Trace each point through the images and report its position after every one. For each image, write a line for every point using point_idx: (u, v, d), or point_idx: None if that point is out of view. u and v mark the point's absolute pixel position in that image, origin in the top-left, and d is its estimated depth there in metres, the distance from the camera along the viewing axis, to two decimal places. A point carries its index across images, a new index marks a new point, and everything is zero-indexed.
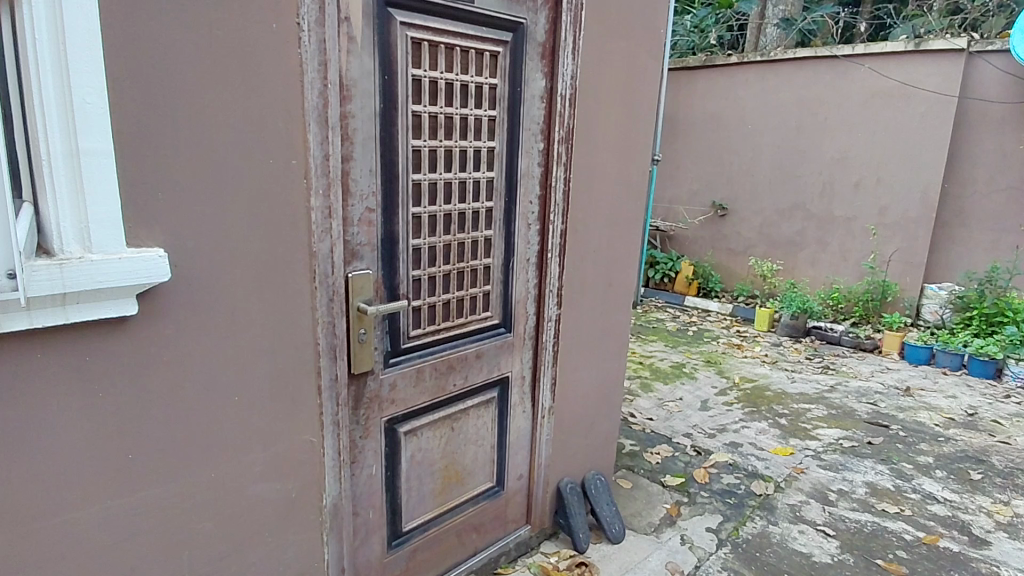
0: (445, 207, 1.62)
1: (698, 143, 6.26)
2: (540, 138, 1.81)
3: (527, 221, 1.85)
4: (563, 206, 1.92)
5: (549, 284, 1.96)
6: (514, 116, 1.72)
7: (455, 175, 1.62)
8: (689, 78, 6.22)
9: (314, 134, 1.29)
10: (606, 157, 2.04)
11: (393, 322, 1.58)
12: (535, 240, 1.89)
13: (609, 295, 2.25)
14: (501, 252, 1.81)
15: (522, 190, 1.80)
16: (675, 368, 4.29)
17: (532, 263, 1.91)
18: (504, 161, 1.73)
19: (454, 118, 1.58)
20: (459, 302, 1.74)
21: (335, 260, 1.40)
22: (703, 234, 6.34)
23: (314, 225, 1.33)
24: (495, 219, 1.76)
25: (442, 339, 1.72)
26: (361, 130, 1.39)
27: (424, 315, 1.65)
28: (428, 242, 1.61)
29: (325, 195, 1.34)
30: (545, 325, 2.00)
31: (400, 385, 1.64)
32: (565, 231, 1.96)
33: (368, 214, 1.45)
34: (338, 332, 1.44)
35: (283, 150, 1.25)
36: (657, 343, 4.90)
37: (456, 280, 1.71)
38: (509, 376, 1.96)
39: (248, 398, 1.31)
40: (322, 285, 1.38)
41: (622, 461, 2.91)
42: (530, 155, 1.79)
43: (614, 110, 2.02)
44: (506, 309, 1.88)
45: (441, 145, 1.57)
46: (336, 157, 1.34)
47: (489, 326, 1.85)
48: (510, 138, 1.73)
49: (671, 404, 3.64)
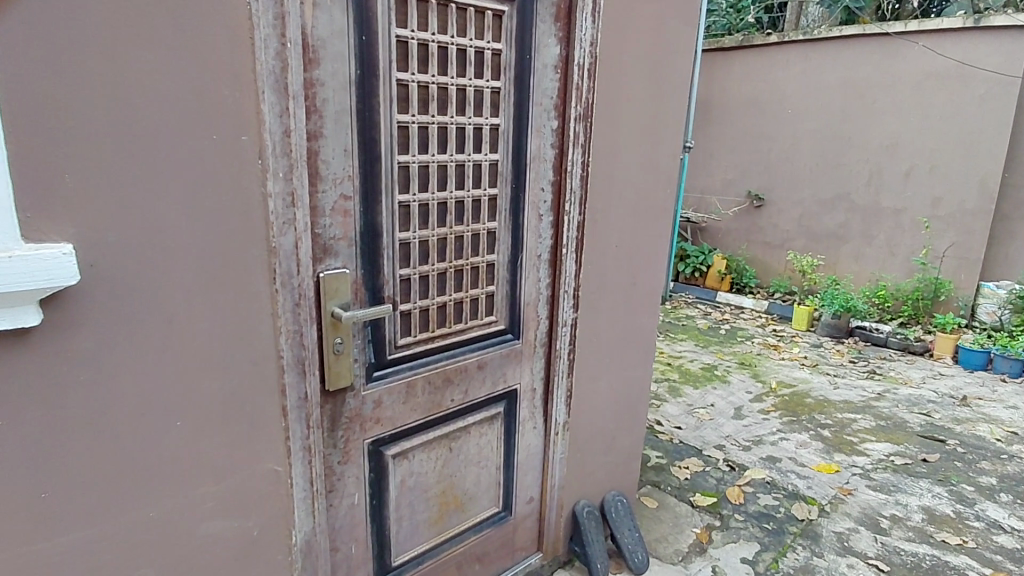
0: (440, 195, 1.38)
1: (733, 129, 5.90)
2: (555, 115, 1.56)
3: (537, 212, 1.60)
4: (580, 195, 1.66)
5: (564, 283, 1.71)
6: (523, 89, 1.47)
7: (451, 158, 1.38)
8: (725, 59, 5.87)
9: (268, 104, 1.05)
10: (630, 138, 1.78)
11: (377, 330, 1.35)
12: (547, 234, 1.64)
13: (634, 296, 1.98)
14: (507, 248, 1.56)
15: (532, 175, 1.55)
16: (706, 370, 4.00)
17: (544, 261, 1.66)
18: (512, 141, 1.48)
19: (449, 90, 1.33)
20: (456, 304, 1.50)
21: (302, 258, 1.16)
22: (738, 226, 5.99)
23: (273, 215, 1.10)
24: (500, 210, 1.52)
25: (436, 348, 1.49)
26: (332, 100, 1.15)
27: (416, 321, 1.42)
28: (418, 236, 1.37)
29: (286, 177, 1.10)
30: (559, 331, 1.75)
31: (386, 402, 1.41)
32: (582, 224, 1.70)
33: (343, 203, 1.22)
34: (306, 343, 1.21)
35: (231, 122, 1.02)
36: (687, 342, 4.60)
37: (453, 279, 1.47)
38: (517, 388, 1.72)
39: (195, 422, 1.10)
40: (285, 288, 1.15)
41: (646, 476, 2.65)
42: (542, 134, 1.54)
43: (641, 85, 1.75)
44: (513, 313, 1.64)
45: (433, 121, 1.32)
46: (298, 133, 1.10)
47: (493, 332, 1.61)
48: (518, 114, 1.48)
49: (701, 411, 3.36)
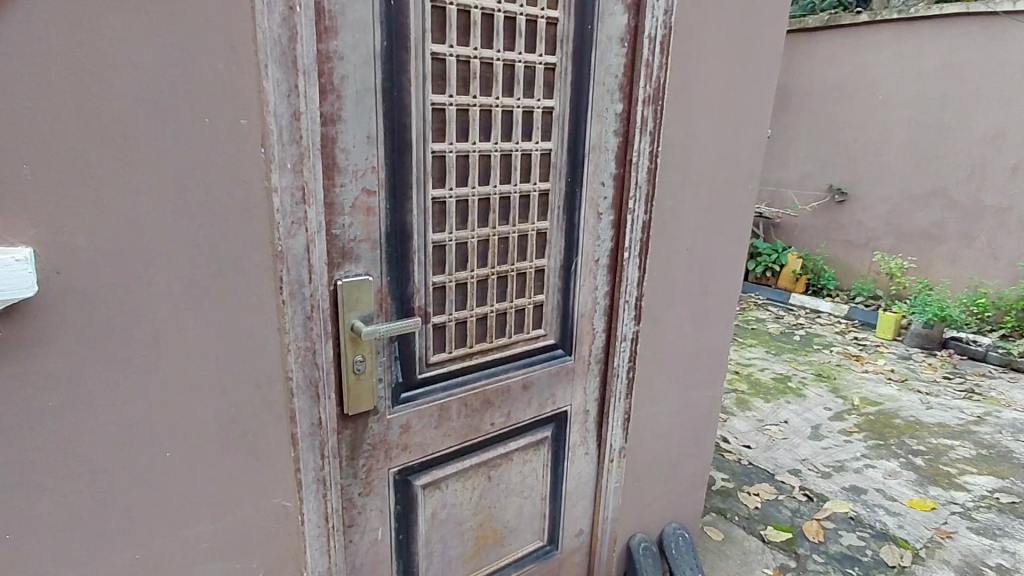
0: (482, 190, 1.18)
1: (814, 117, 5.43)
2: (620, 98, 1.33)
3: (596, 210, 1.38)
4: (647, 190, 1.43)
5: (625, 292, 1.48)
6: (583, 66, 1.24)
7: (495, 146, 1.17)
8: (809, 42, 5.39)
9: (272, 81, 0.87)
10: (707, 125, 1.52)
11: (405, 346, 1.17)
12: (608, 235, 1.41)
13: (705, 306, 1.73)
14: (559, 251, 1.35)
15: (592, 167, 1.33)
16: (778, 381, 3.67)
17: (602, 267, 1.44)
18: (568, 128, 1.27)
19: (496, 65, 1.12)
20: (499, 316, 1.30)
21: (315, 264, 0.99)
22: (816, 223, 5.53)
23: (279, 215, 0.93)
24: (553, 208, 1.30)
25: (475, 366, 1.30)
26: (352, 77, 0.97)
27: (451, 335, 1.23)
28: (455, 237, 1.17)
29: (295, 168, 0.92)
30: (617, 346, 1.52)
31: (414, 426, 1.23)
32: (648, 224, 1.47)
33: (366, 198, 1.04)
34: (320, 362, 1.04)
35: (227, 103, 0.85)
36: (757, 348, 4.25)
37: (496, 288, 1.27)
38: (567, 411, 1.51)
39: (190, 452, 0.95)
40: (295, 300, 0.98)
41: (711, 502, 2.39)
42: (604, 119, 1.32)
43: (721, 63, 1.49)
44: (565, 326, 1.43)
45: (476, 103, 1.12)
46: (310, 116, 0.92)
47: (541, 348, 1.40)
48: (576, 96, 1.26)
49: (773, 429, 3.05)
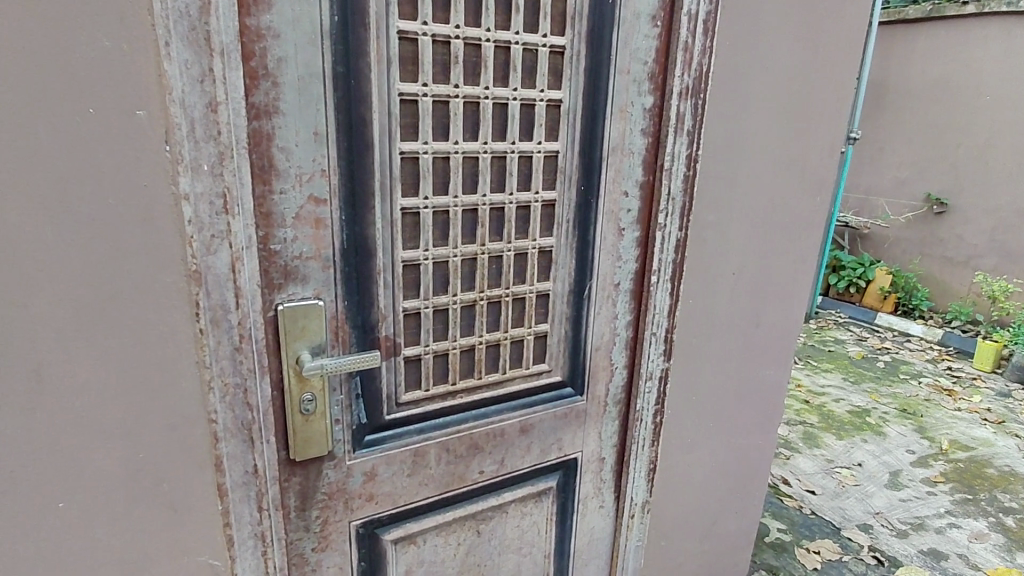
0: (467, 199, 0.97)
1: (912, 118, 4.85)
2: (650, 90, 1.08)
3: (617, 225, 1.13)
4: (682, 203, 1.17)
5: (652, 323, 1.23)
6: (601, 50, 1.01)
7: (485, 147, 0.96)
8: (908, 34, 4.81)
9: (177, 63, 0.70)
10: (765, 125, 1.25)
11: (369, 382, 0.99)
12: (631, 254, 1.17)
13: (756, 340, 1.45)
14: (569, 274, 1.12)
15: (612, 172, 1.09)
16: (854, 416, 3.25)
17: (625, 293, 1.19)
18: (581, 125, 1.04)
19: (485, 48, 0.91)
20: (491, 349, 1.09)
21: (244, 286, 0.81)
22: (910, 235, 4.95)
23: (194, 227, 0.76)
24: (560, 221, 1.08)
25: (459, 407, 1.09)
26: (292, 59, 0.78)
27: (428, 370, 1.04)
28: (432, 256, 0.97)
29: (213, 171, 0.75)
30: (641, 386, 1.27)
31: (381, 475, 1.05)
32: (683, 243, 1.21)
33: (313, 208, 0.86)
34: (255, 403, 0.87)
35: (119, 91, 0.69)
36: (833, 374, 3.81)
37: (486, 316, 1.06)
38: (577, 459, 1.28)
39: (92, 503, 0.81)
40: (217, 329, 0.81)
41: (762, 558, 2.08)
42: (629, 115, 1.08)
43: (784, 49, 1.21)
44: (576, 362, 1.19)
45: (458, 93, 0.91)
46: (233, 107, 0.75)
47: (545, 386, 1.18)
48: (592, 86, 1.02)
49: (844, 472, 2.68)
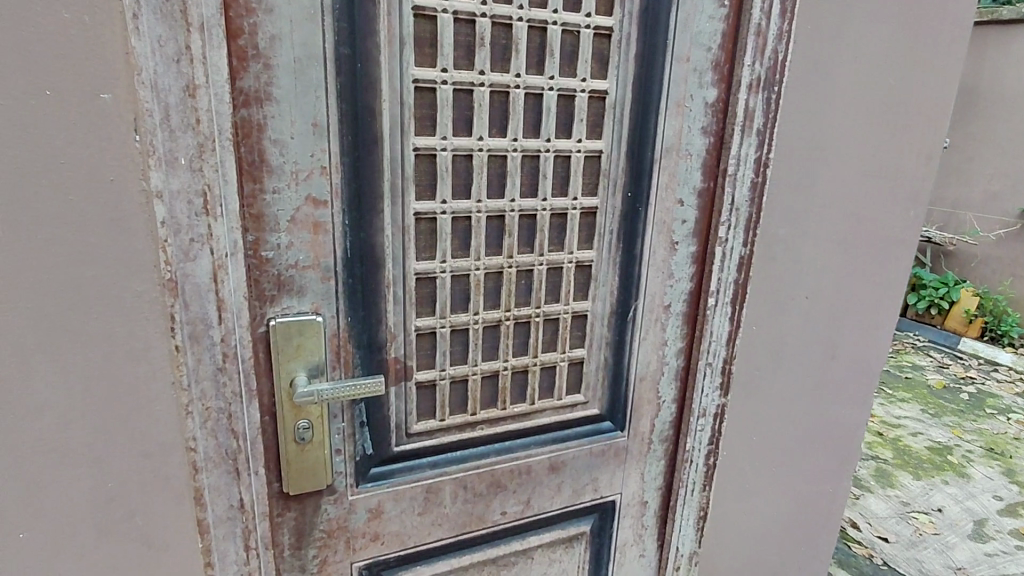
0: (493, 204, 0.84)
1: (1007, 126, 4.42)
2: (714, 81, 0.92)
3: (669, 238, 0.98)
4: (748, 214, 1.00)
5: (707, 352, 1.06)
6: (656, 34, 0.86)
7: (515, 144, 0.82)
8: (1003, 35, 4.40)
9: (147, 39, 0.60)
10: (851, 124, 1.06)
11: (375, 409, 0.87)
12: (684, 272, 1.01)
13: (829, 374, 1.25)
14: (611, 293, 0.97)
15: (664, 176, 0.94)
16: (934, 452, 2.93)
17: (675, 316, 1.03)
18: (630, 122, 0.89)
19: (516, 28, 0.78)
20: (517, 376, 0.95)
21: (228, 298, 0.71)
22: (1002, 254, 4.50)
23: (169, 229, 0.66)
24: (603, 231, 0.93)
25: (479, 439, 0.96)
26: (287, 38, 0.68)
27: (444, 398, 0.91)
28: (450, 268, 0.84)
29: (192, 165, 0.65)
30: (693, 424, 1.10)
31: (387, 512, 0.92)
32: (748, 260, 1.03)
33: (312, 210, 0.74)
34: (240, 430, 0.77)
35: (82, 70, 0.60)
36: (910, 404, 3.47)
37: (513, 338, 0.93)
38: (616, 502, 1.12)
39: (55, 538, 0.72)
40: (197, 346, 0.71)
41: None
42: (688, 110, 0.92)
43: (877, 36, 1.02)
44: (616, 393, 1.04)
45: (484, 81, 0.78)
46: (215, 91, 0.65)
47: (580, 419, 1.03)
48: (644, 76, 0.88)
49: (921, 518, 2.40)
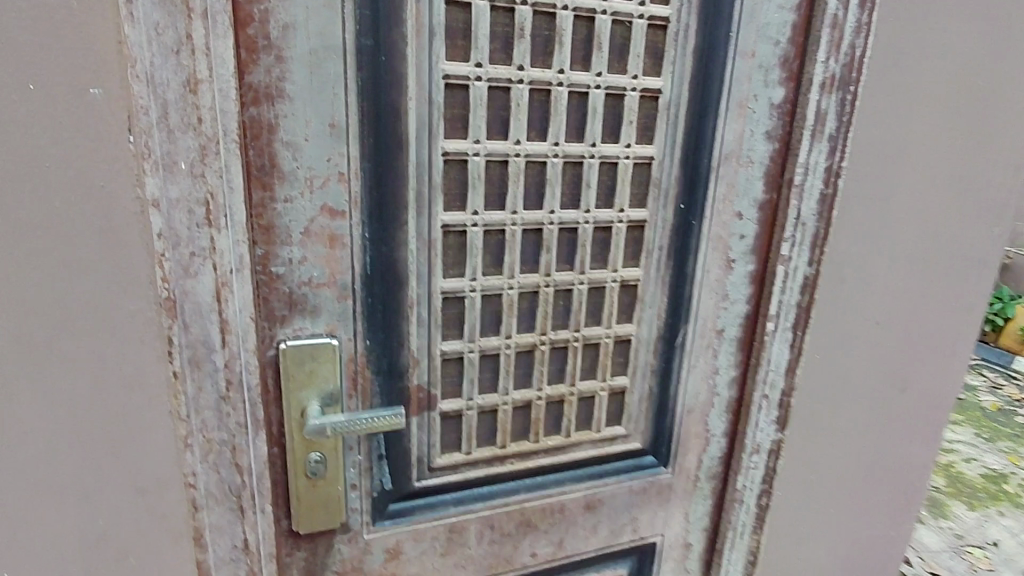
0: (530, 216, 0.75)
1: None
2: (781, 79, 0.82)
3: (725, 255, 0.87)
4: (816, 229, 0.88)
5: (763, 382, 0.95)
6: (718, 26, 0.76)
7: (556, 149, 0.73)
8: None
9: (142, 26, 0.53)
10: (934, 130, 0.94)
11: (394, 440, 0.78)
12: (740, 293, 0.90)
13: (897, 407, 1.12)
14: (658, 316, 0.87)
15: (722, 186, 0.83)
16: (989, 481, 2.73)
17: (729, 342, 0.93)
18: (686, 124, 0.79)
19: (561, 18, 0.69)
20: (552, 406, 0.86)
21: (232, 318, 0.63)
22: None
23: (166, 242, 0.59)
24: (651, 247, 0.83)
25: (509, 474, 0.87)
26: (302, 28, 0.60)
27: (471, 429, 0.82)
28: (481, 287, 0.75)
29: (192, 170, 0.58)
30: (745, 460, 0.99)
31: (406, 554, 0.83)
32: (814, 282, 0.91)
33: (328, 221, 0.66)
34: (245, 465, 0.69)
35: (71, 63, 0.53)
36: (963, 428, 3.26)
37: (549, 365, 0.83)
38: (657, 543, 1.01)
39: None
40: (197, 372, 0.63)
41: None
42: (750, 112, 0.82)
43: (969, 29, 0.90)
44: (661, 425, 0.94)
45: (523, 78, 0.69)
46: (219, 87, 0.57)
47: (620, 454, 0.93)
48: (702, 74, 0.78)
49: (977, 554, 2.22)
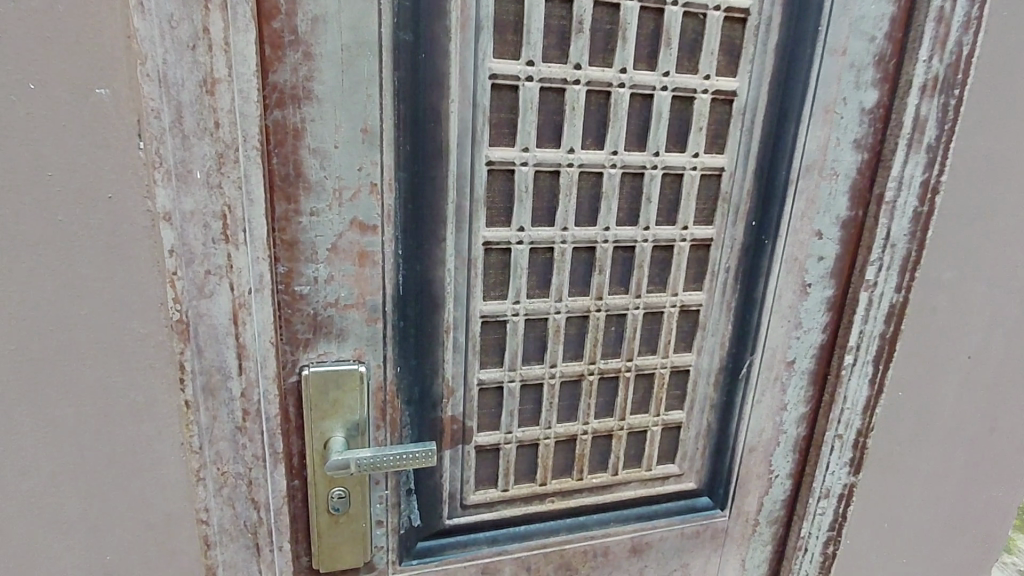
0: (581, 232, 0.66)
1: None
2: (875, 80, 0.71)
3: (800, 278, 0.77)
4: (906, 252, 0.78)
5: (837, 419, 0.85)
6: (806, 18, 0.66)
7: (614, 158, 0.65)
8: None
9: (155, 18, 0.47)
10: None
11: (425, 474, 0.71)
12: (816, 321, 0.80)
13: (988, 451, 0.99)
14: (721, 344, 0.78)
15: (801, 200, 0.73)
16: None
17: (801, 375, 0.82)
18: (763, 131, 0.69)
19: (625, 9, 0.60)
20: (599, 441, 0.77)
21: (250, 343, 0.57)
22: None
23: (179, 259, 0.53)
24: (717, 269, 0.74)
25: (549, 513, 0.79)
26: (333, 20, 0.53)
27: (509, 464, 0.74)
28: (525, 310, 0.67)
29: (208, 180, 0.52)
30: (812, 505, 0.89)
31: None
32: (901, 312, 0.80)
33: (357, 236, 0.60)
34: (263, 500, 0.63)
35: (76, 60, 0.47)
36: None
37: (596, 396, 0.75)
38: None
39: None
40: (212, 401, 0.58)
41: None
42: (838, 118, 0.71)
43: None
44: (719, 464, 0.84)
45: (580, 77, 0.61)
46: (239, 88, 0.51)
47: (672, 494, 0.84)
48: (785, 74, 0.68)
49: None
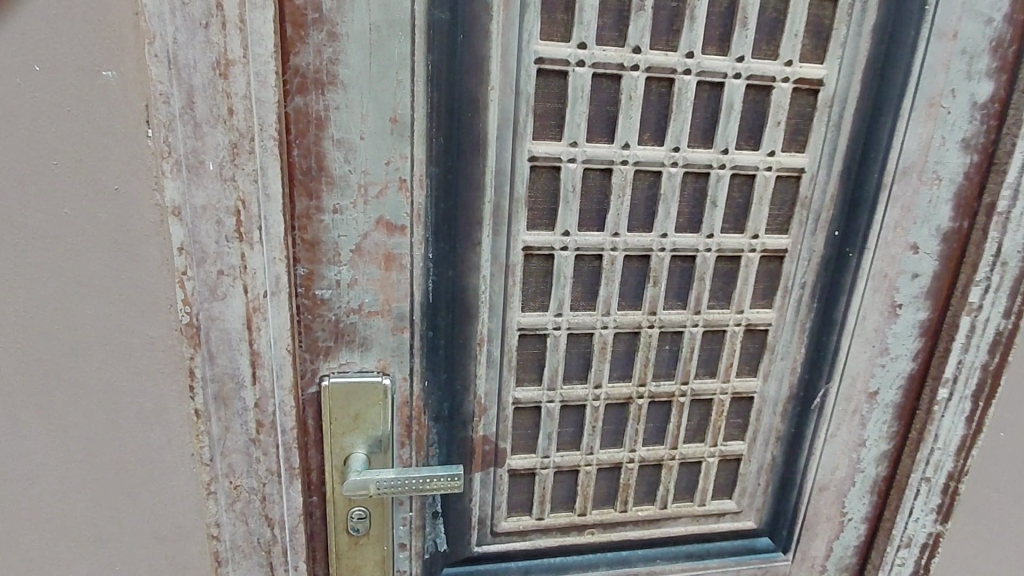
0: (634, 238, 0.59)
1: None
2: (992, 69, 0.60)
3: (889, 298, 0.67)
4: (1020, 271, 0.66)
5: (925, 459, 0.74)
6: None
7: (676, 155, 0.57)
8: None
9: None
10: None
11: (452, 497, 0.65)
12: (906, 346, 0.70)
13: None
14: (792, 370, 0.68)
15: (895, 207, 0.63)
16: None
17: (884, 407, 0.72)
18: (853, 127, 0.60)
19: None
20: (647, 471, 0.69)
21: (264, 349, 0.53)
22: None
23: (189, 257, 0.49)
24: (791, 284, 0.65)
25: (589, 547, 0.71)
26: None
27: (545, 491, 0.67)
28: (568, 324, 0.60)
29: (222, 173, 0.47)
30: (891, 555, 0.78)
31: None
32: (1011, 340, 0.69)
33: (384, 237, 0.54)
34: (277, 517, 0.58)
35: (83, 39, 0.44)
36: None
37: (646, 421, 0.67)
38: None
39: None
40: (224, 410, 0.53)
41: None
42: (944, 113, 0.61)
43: None
44: (785, 503, 0.75)
45: (640, 62, 0.53)
46: (256, 71, 0.46)
47: (728, 532, 0.75)
48: (883, 61, 0.58)
49: None
